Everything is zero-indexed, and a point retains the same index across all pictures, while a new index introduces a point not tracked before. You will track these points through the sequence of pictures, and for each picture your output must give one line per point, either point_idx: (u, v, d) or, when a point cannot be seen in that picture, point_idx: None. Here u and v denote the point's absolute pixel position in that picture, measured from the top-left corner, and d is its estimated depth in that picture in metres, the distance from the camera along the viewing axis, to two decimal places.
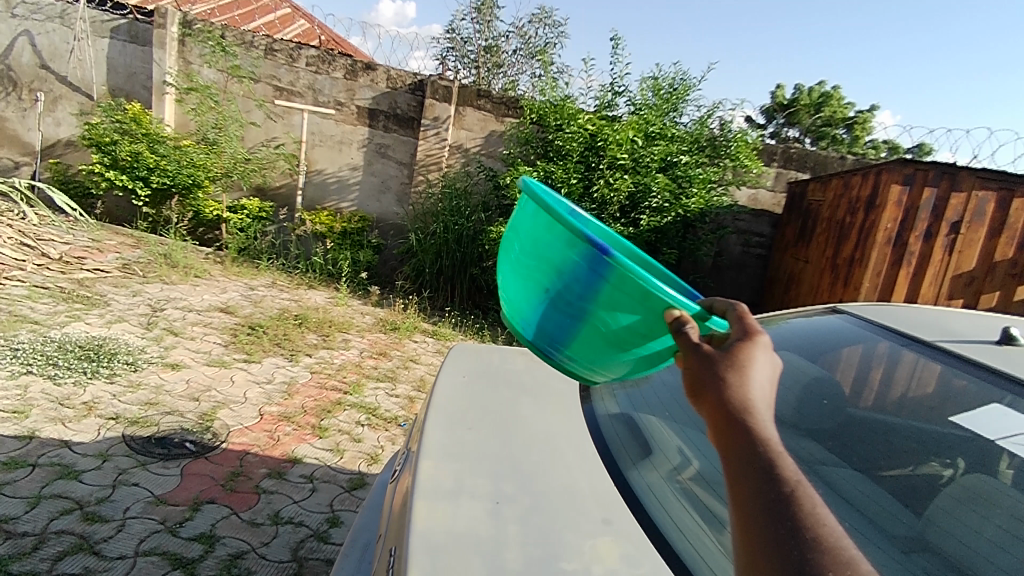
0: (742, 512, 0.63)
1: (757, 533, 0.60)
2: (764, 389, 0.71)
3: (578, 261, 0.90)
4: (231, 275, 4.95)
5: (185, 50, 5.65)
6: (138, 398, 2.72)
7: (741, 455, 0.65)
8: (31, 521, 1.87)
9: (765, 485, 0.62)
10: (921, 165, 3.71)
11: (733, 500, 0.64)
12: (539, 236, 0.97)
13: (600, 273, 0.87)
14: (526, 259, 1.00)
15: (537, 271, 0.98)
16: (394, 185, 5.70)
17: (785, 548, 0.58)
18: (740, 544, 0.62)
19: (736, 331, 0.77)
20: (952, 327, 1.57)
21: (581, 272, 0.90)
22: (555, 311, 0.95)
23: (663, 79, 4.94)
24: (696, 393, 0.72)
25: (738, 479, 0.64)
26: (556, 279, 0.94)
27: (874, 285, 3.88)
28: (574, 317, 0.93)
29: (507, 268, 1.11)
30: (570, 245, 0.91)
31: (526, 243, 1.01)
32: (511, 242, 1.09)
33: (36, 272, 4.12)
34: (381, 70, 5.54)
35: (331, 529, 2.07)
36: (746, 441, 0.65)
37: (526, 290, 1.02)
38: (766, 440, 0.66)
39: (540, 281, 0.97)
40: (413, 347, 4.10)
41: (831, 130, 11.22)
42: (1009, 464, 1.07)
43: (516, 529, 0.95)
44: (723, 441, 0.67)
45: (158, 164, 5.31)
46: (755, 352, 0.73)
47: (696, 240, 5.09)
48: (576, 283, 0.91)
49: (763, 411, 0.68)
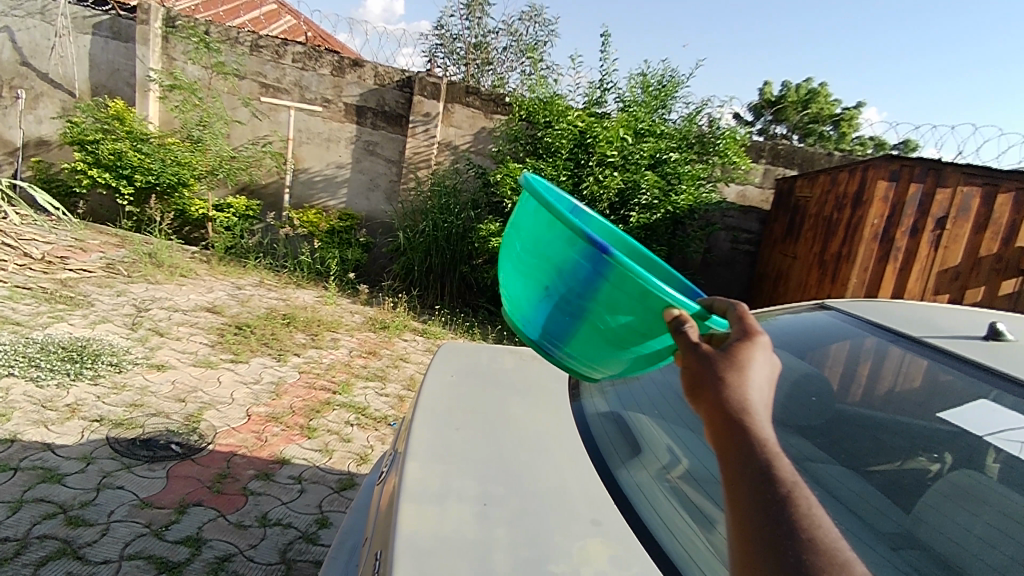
0: (738, 514, 0.62)
1: (753, 534, 0.60)
2: (762, 390, 0.70)
3: (578, 260, 0.89)
4: (218, 274, 4.89)
5: (169, 47, 5.58)
6: (123, 400, 2.68)
7: (739, 457, 0.64)
8: (13, 526, 1.83)
9: (760, 486, 0.62)
10: (907, 161, 3.76)
11: (729, 502, 0.64)
12: (540, 235, 0.96)
13: (600, 272, 0.86)
14: (526, 258, 1.00)
15: (537, 269, 0.97)
16: (383, 183, 5.67)
17: (780, 552, 0.58)
18: (735, 545, 0.61)
19: (735, 331, 0.77)
20: (939, 323, 1.57)
21: (581, 272, 0.89)
22: (554, 309, 0.95)
23: (652, 76, 4.95)
24: (694, 393, 0.71)
25: (734, 481, 0.64)
26: (556, 278, 0.93)
27: (862, 280, 3.91)
28: (574, 316, 0.93)
29: (508, 266, 1.10)
30: (570, 244, 0.90)
31: (527, 241, 1.00)
32: (512, 241, 1.08)
33: (17, 272, 4.05)
34: (369, 67, 5.49)
35: (320, 530, 2.05)
36: (745, 442, 0.65)
37: (528, 288, 1.01)
38: (765, 441, 0.65)
39: (540, 279, 0.97)
40: (403, 346, 4.08)
41: (818, 126, 11.42)
42: (995, 459, 1.08)
43: (504, 532, 0.94)
44: (721, 441, 0.66)
45: (142, 162, 5.24)
46: (754, 352, 0.72)
47: (685, 236, 5.06)
48: (576, 282, 0.90)
49: (761, 412, 0.68)
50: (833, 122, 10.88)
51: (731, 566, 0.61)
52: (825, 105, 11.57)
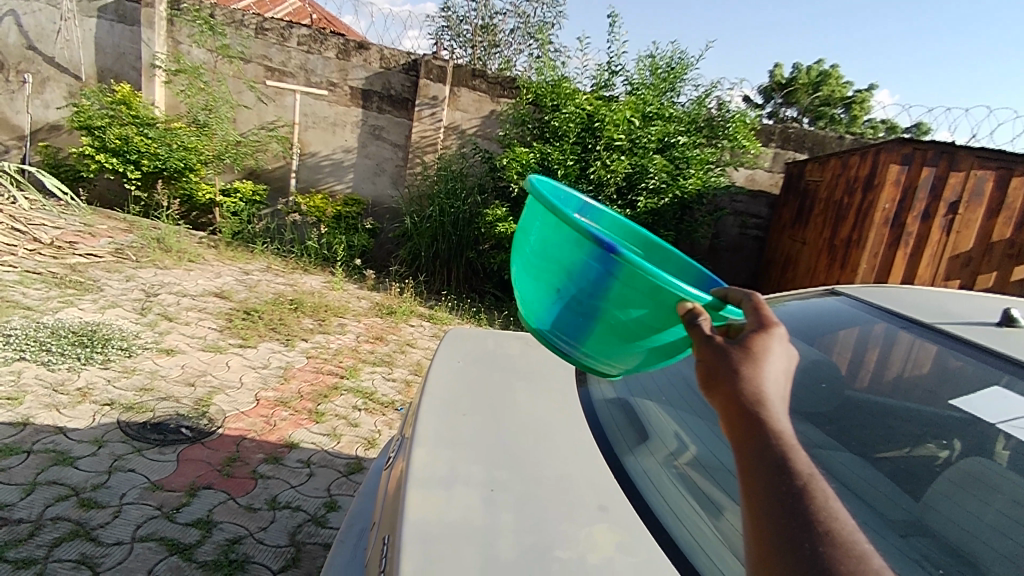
0: (753, 506, 0.61)
1: (770, 528, 0.59)
2: (778, 382, 0.69)
3: (587, 262, 0.88)
4: (225, 260, 4.91)
5: (174, 30, 5.54)
6: (133, 384, 2.71)
7: (756, 449, 0.63)
8: (27, 508, 1.86)
9: (776, 478, 0.61)
10: (920, 145, 3.68)
11: (744, 494, 0.63)
12: (548, 239, 0.95)
13: (610, 272, 0.85)
14: (536, 260, 0.98)
15: (547, 273, 0.96)
16: (389, 168, 5.64)
17: (797, 546, 0.57)
18: (751, 538, 0.60)
19: (751, 321, 0.76)
20: (950, 309, 1.55)
21: (591, 272, 0.88)
22: (567, 311, 0.94)
23: (661, 58, 4.88)
24: (708, 385, 0.70)
25: (749, 474, 0.63)
26: (566, 280, 0.92)
27: (872, 266, 3.85)
28: (586, 317, 0.92)
29: (517, 269, 1.08)
30: (578, 246, 0.89)
31: (535, 244, 0.99)
32: (522, 243, 1.07)
33: (27, 257, 4.08)
34: (374, 50, 5.44)
35: (329, 513, 2.07)
36: (761, 435, 0.64)
37: (538, 290, 1.00)
38: (780, 433, 0.64)
39: (551, 281, 0.95)
40: (410, 331, 4.08)
41: (829, 109, 11.30)
42: (1005, 445, 1.07)
43: (511, 517, 0.94)
44: (737, 433, 0.65)
45: (149, 148, 5.23)
46: (770, 344, 0.71)
47: (693, 221, 5.02)
48: (587, 282, 0.89)
49: (777, 404, 0.67)
50: (845, 105, 10.82)
51: (747, 558, 0.60)
52: (836, 87, 11.46)
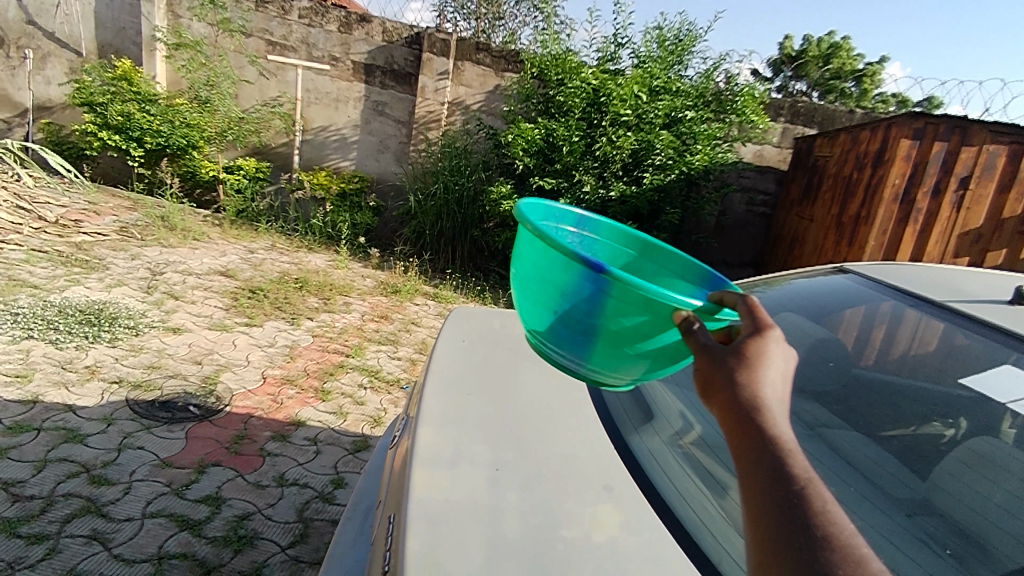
0: (754, 512, 0.60)
1: (770, 535, 0.58)
2: (776, 387, 0.67)
3: (578, 281, 0.86)
4: (230, 238, 4.90)
5: (174, 4, 5.46)
6: (140, 362, 2.73)
7: (755, 456, 0.62)
8: (38, 485, 1.89)
9: (775, 484, 0.60)
10: (932, 119, 3.60)
11: (745, 499, 0.62)
12: (538, 262, 0.94)
13: (602, 289, 0.83)
14: (531, 284, 0.96)
15: (542, 294, 0.94)
16: (393, 144, 5.59)
17: (798, 552, 0.56)
18: (752, 545, 0.59)
19: (748, 324, 0.74)
20: (960, 286, 1.53)
21: (583, 292, 0.86)
22: (566, 330, 0.92)
23: (668, 30, 4.77)
24: (706, 392, 0.69)
25: (749, 480, 0.62)
26: (562, 301, 0.90)
27: (880, 243, 3.82)
28: (585, 335, 0.90)
29: (514, 292, 1.06)
30: (567, 268, 0.87)
31: (527, 267, 0.98)
32: (515, 266, 1.05)
33: (33, 236, 4.09)
34: (376, 23, 5.36)
35: (335, 490, 2.09)
36: (759, 440, 0.63)
37: (536, 311, 0.98)
38: (779, 438, 0.63)
39: (548, 303, 0.93)
40: (415, 310, 4.09)
41: (839, 83, 11.11)
42: (1012, 424, 1.06)
43: (515, 496, 0.94)
44: (735, 438, 0.64)
45: (151, 124, 5.17)
46: (767, 348, 0.69)
47: (699, 197, 4.96)
48: (581, 302, 0.87)
49: (776, 409, 0.65)
50: (856, 79, 10.63)
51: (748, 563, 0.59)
52: (848, 60, 11.31)
